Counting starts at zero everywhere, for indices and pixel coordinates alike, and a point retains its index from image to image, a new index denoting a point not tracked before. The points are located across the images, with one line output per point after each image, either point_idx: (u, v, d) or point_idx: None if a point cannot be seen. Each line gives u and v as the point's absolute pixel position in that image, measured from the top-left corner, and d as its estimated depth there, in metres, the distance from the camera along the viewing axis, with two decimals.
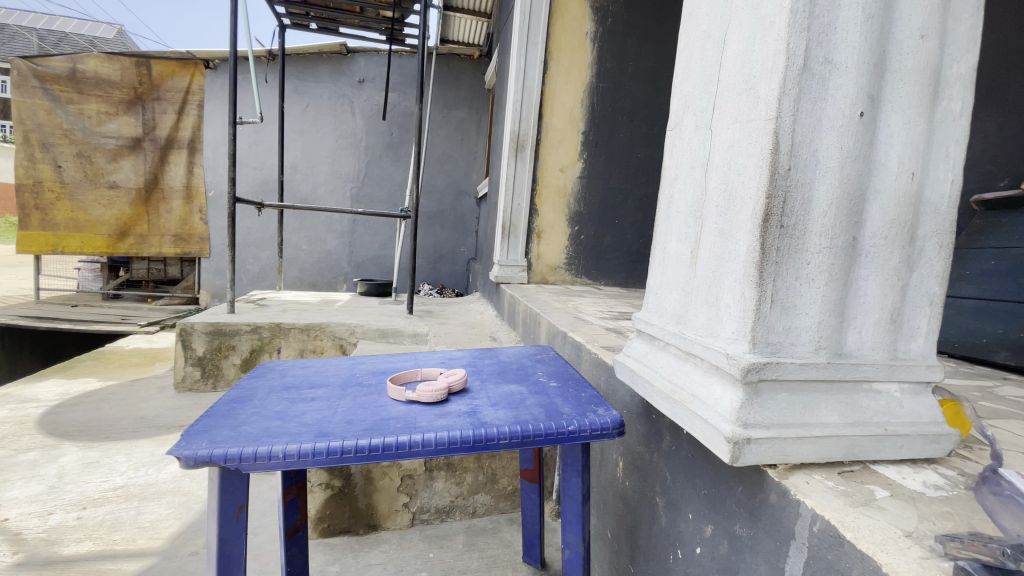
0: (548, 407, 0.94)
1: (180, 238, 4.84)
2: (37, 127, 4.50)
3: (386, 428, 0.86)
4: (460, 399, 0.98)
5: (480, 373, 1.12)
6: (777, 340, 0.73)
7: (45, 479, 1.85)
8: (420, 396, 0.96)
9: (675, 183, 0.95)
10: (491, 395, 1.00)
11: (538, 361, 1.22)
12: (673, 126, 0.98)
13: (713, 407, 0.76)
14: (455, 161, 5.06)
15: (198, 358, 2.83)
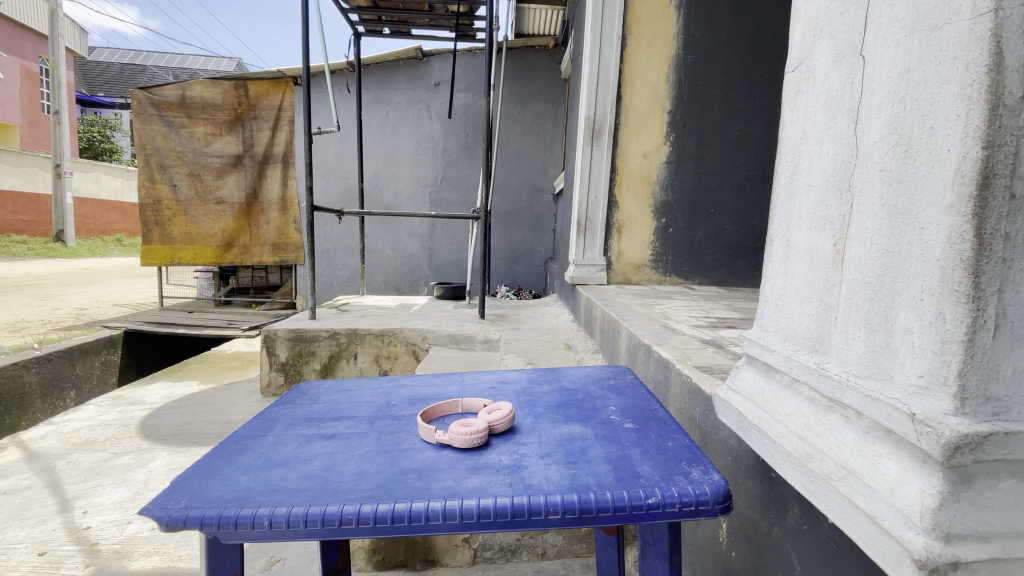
0: (619, 466, 0.68)
1: (278, 247, 5.18)
2: (154, 150, 4.94)
3: (402, 487, 0.65)
4: (503, 445, 0.75)
5: (534, 407, 0.89)
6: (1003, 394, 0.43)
7: (132, 484, 1.95)
8: (454, 439, 0.75)
9: (802, 144, 0.65)
10: (544, 441, 0.76)
11: (611, 390, 0.97)
12: (795, 65, 0.68)
13: (881, 495, 0.48)
14: (531, 158, 4.86)
15: (281, 364, 2.87)
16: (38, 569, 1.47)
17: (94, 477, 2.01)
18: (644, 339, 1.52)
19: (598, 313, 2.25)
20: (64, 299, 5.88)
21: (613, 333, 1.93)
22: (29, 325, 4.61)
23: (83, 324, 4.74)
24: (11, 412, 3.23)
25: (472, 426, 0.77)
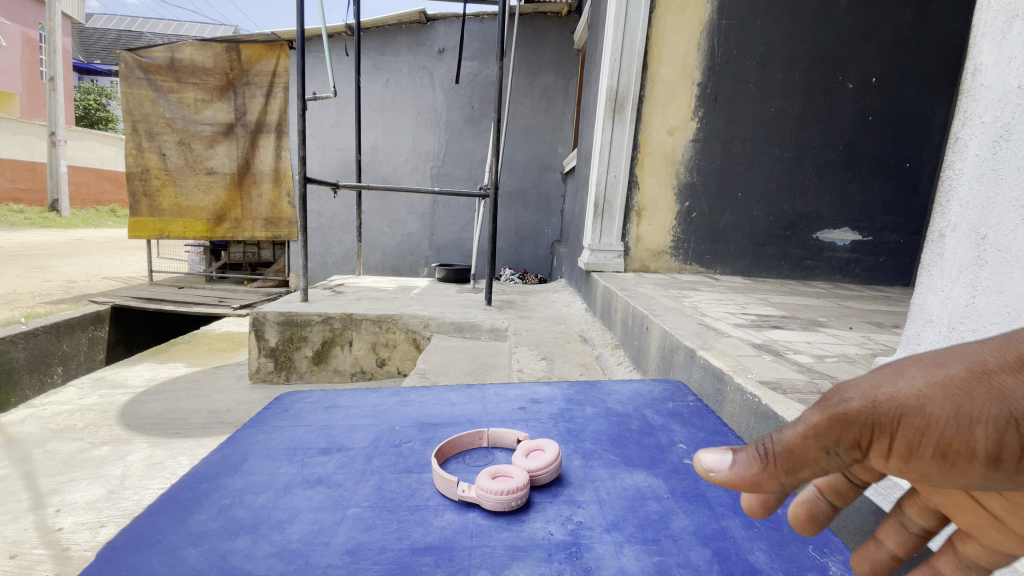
0: (719, 548, 0.49)
1: (271, 221, 4.92)
2: (141, 116, 4.64)
3: None
4: (549, 506, 0.56)
5: (581, 441, 0.71)
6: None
7: (108, 480, 1.74)
8: (484, 498, 0.55)
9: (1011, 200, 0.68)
10: (606, 502, 0.56)
11: (673, 419, 0.77)
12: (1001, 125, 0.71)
13: (850, 382, 0.36)
14: (539, 133, 4.59)
15: (271, 349, 2.65)
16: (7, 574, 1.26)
17: (66, 471, 1.81)
18: (685, 339, 1.32)
19: (619, 305, 2.04)
20: (54, 270, 5.65)
21: (639, 329, 1.73)
22: (14, 297, 4.38)
23: (70, 297, 4.52)
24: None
25: (509, 479, 0.58)
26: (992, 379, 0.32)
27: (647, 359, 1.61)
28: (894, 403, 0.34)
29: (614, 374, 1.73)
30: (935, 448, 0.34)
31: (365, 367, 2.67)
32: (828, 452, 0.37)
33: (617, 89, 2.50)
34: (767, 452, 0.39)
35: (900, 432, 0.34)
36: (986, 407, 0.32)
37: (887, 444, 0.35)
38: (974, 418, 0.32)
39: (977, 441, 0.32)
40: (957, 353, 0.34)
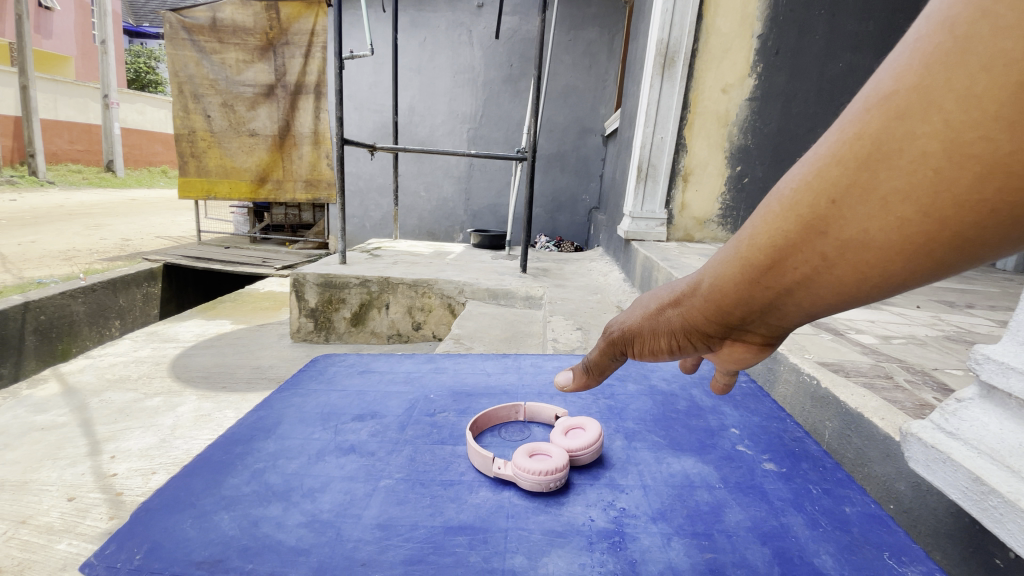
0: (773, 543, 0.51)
1: (311, 183, 4.94)
2: (186, 78, 4.73)
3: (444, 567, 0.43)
4: (586, 493, 0.55)
5: (627, 426, 0.72)
6: (708, 290, 0.51)
7: (160, 430, 1.84)
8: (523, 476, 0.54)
9: None
10: (651, 494, 0.56)
11: (722, 408, 0.79)
12: None
13: (617, 319, 0.66)
14: (581, 93, 4.39)
15: (311, 310, 2.71)
16: (65, 518, 1.34)
17: (123, 420, 1.92)
18: None
19: (659, 275, 1.95)
20: (110, 229, 5.94)
21: None
22: (77, 253, 4.65)
23: (126, 255, 4.75)
24: (62, 338, 3.24)
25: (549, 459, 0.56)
26: (664, 311, 0.58)
27: None
28: (628, 331, 0.62)
29: None
30: (649, 350, 0.61)
31: (401, 330, 2.69)
32: (605, 357, 0.65)
33: (668, 43, 2.32)
34: (585, 366, 0.69)
35: (632, 343, 0.63)
36: (663, 324, 0.58)
37: (630, 349, 0.63)
38: (660, 331, 0.59)
39: (664, 343, 0.59)
40: (654, 298, 0.60)
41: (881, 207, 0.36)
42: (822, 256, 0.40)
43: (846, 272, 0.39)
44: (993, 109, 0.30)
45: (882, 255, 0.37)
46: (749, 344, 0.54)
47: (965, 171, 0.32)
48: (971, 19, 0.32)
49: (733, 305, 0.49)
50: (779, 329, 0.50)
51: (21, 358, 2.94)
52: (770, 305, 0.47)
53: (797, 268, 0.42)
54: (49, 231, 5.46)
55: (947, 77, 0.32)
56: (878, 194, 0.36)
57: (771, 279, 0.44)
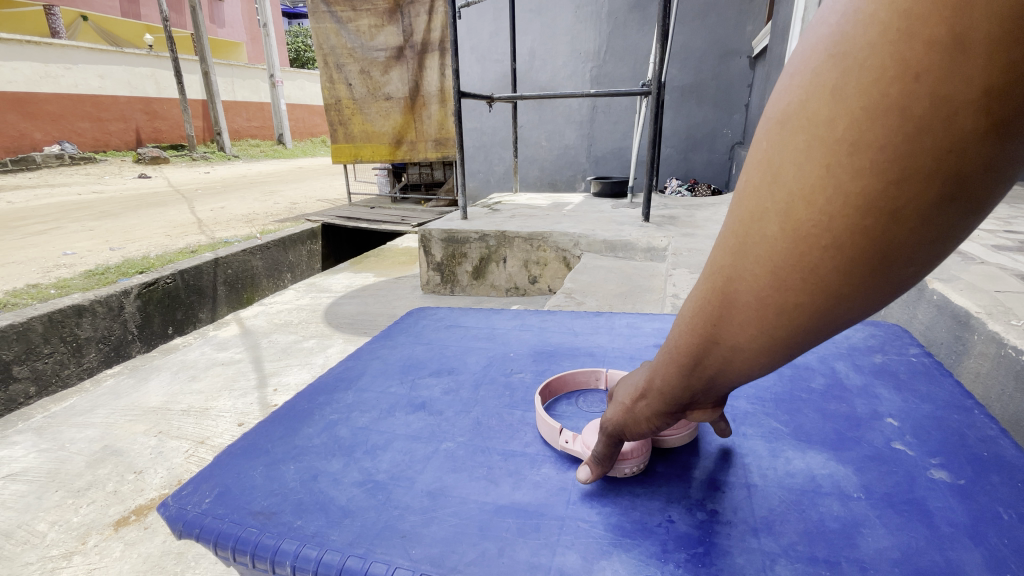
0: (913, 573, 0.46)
1: (440, 142, 5.14)
2: (330, 49, 5.10)
3: (477, 549, 0.46)
4: (661, 494, 0.54)
5: (745, 421, 0.69)
6: (644, 396, 0.49)
7: (311, 368, 2.13)
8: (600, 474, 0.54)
9: None
10: (753, 501, 0.54)
11: (868, 407, 0.71)
12: None
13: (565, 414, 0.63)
14: (722, 9, 3.80)
15: (437, 263, 2.84)
16: None
17: (286, 357, 2.26)
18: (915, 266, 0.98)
19: None
20: (281, 195, 6.88)
21: None
22: (256, 216, 5.49)
23: (292, 216, 5.48)
24: (245, 288, 3.88)
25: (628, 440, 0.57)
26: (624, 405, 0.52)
27: None
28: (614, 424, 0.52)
29: None
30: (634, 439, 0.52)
31: (519, 283, 2.71)
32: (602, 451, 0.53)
33: None
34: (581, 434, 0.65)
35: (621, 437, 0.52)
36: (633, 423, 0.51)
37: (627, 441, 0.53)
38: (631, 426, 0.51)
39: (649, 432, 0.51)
40: None
41: (759, 320, 0.38)
42: (722, 364, 0.42)
43: (753, 362, 0.41)
44: (819, 238, 0.34)
45: (765, 353, 0.40)
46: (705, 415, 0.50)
47: (800, 296, 0.36)
48: (761, 178, 0.36)
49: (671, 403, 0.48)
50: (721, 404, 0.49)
51: (216, 303, 3.59)
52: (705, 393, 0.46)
53: (714, 368, 0.43)
54: (238, 198, 6.53)
55: (762, 225, 0.36)
56: (740, 314, 0.39)
57: (696, 378, 0.45)
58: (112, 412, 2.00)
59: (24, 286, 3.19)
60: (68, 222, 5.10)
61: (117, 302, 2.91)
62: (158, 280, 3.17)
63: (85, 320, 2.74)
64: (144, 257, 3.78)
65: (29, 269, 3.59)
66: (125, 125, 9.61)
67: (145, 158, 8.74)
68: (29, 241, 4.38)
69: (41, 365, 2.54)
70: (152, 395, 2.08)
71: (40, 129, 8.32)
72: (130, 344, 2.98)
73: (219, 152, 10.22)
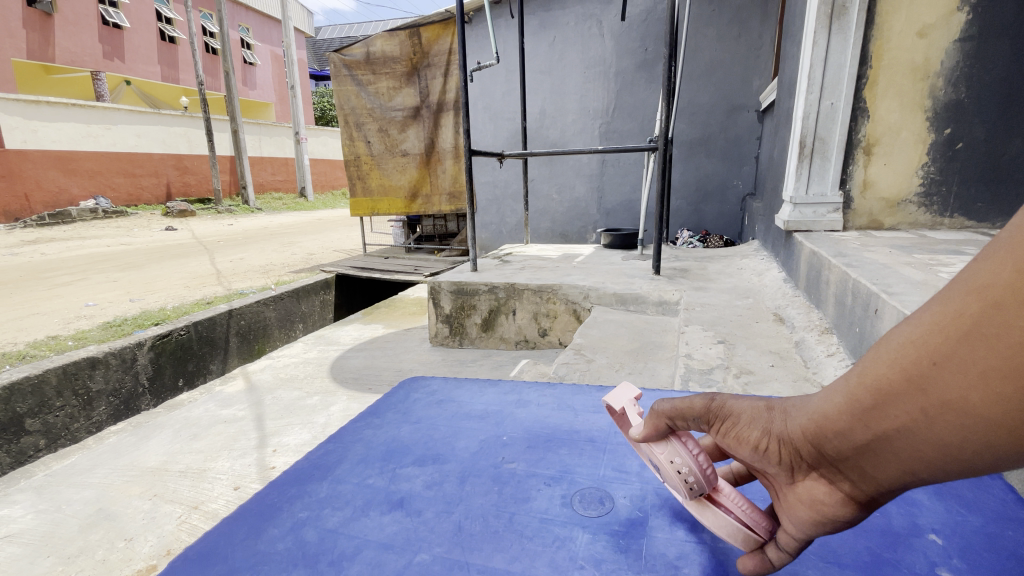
0: None
1: (454, 195, 5.26)
2: (350, 110, 5.34)
3: None
4: None
5: None
6: (807, 414, 0.50)
7: (313, 427, 2.06)
8: (661, 428, 0.60)
9: None
10: None
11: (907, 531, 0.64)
12: None
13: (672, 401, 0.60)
14: (728, 67, 3.90)
15: (446, 316, 2.81)
16: (231, 504, 1.63)
17: (289, 415, 2.21)
18: None
19: (831, 276, 1.55)
20: (299, 245, 7.05)
21: (863, 312, 1.28)
22: (273, 267, 5.60)
23: (308, 267, 5.57)
24: (257, 339, 3.88)
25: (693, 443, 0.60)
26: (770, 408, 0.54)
27: None
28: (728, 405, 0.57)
29: (822, 375, 1.32)
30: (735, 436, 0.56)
31: (528, 336, 2.65)
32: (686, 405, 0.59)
33: None
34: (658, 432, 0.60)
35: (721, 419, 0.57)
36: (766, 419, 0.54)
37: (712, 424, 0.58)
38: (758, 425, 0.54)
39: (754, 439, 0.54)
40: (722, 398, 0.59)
41: (980, 379, 0.39)
42: (920, 410, 0.42)
43: (942, 429, 0.41)
44: None
45: (973, 423, 0.40)
46: (830, 486, 0.49)
47: None
48: None
49: (831, 437, 0.48)
50: (872, 486, 0.47)
51: (227, 355, 3.59)
52: (867, 448, 0.46)
53: (900, 412, 0.43)
54: (257, 250, 6.69)
55: None
56: (981, 361, 0.39)
57: (889, 421, 0.44)
58: (109, 471, 1.95)
59: (43, 337, 3.24)
60: (93, 274, 5.26)
61: (131, 354, 2.91)
62: (172, 332, 3.18)
63: (98, 373, 2.73)
64: (161, 308, 3.84)
65: (50, 320, 3.66)
66: (156, 180, 10.11)
67: (173, 211, 9.10)
68: (54, 292, 4.50)
69: (51, 419, 2.51)
70: (151, 454, 2.03)
71: (78, 185, 8.75)
72: (140, 397, 2.96)
73: (244, 205, 10.62)
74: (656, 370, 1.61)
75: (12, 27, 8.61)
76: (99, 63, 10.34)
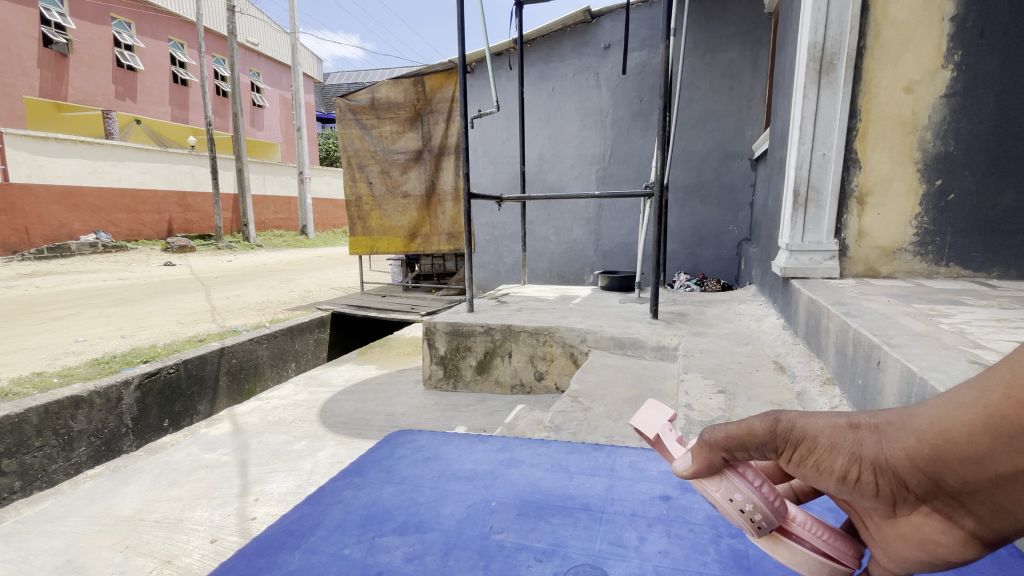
0: None
1: (453, 235, 5.31)
2: (354, 152, 5.43)
3: None
4: None
5: None
6: (921, 434, 0.41)
7: (298, 475, 1.98)
8: (714, 462, 0.50)
9: None
10: None
11: None
12: None
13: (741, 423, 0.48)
14: (721, 117, 4.02)
15: (441, 357, 2.76)
16: (206, 558, 1.53)
17: (274, 461, 2.12)
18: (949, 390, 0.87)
19: (831, 325, 1.53)
20: (297, 282, 7.04)
21: (866, 363, 1.25)
22: (268, 304, 5.56)
23: (304, 305, 5.54)
24: (247, 379, 3.80)
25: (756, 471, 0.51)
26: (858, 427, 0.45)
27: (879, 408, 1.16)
28: (803, 425, 0.46)
29: None
30: (814, 466, 0.46)
31: (524, 380, 2.60)
32: (748, 430, 0.47)
33: (825, 45, 1.90)
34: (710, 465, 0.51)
35: (795, 444, 0.47)
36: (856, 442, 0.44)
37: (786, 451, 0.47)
38: (845, 451, 0.45)
39: (842, 468, 0.45)
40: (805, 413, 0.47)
41: None
42: None
43: None
44: None
45: None
46: (946, 521, 0.42)
47: None
48: None
49: (956, 465, 0.40)
50: (1002, 520, 0.39)
51: (215, 395, 3.50)
52: (1007, 479, 0.38)
53: None
54: (254, 286, 6.68)
55: None
56: None
57: None
58: (82, 519, 1.85)
59: (29, 374, 3.16)
60: (86, 308, 5.21)
61: (116, 393, 2.82)
62: (160, 370, 3.11)
63: (81, 412, 2.64)
64: (151, 345, 3.78)
65: (38, 355, 3.60)
66: (159, 216, 10.21)
67: (172, 247, 9.14)
68: (45, 327, 4.44)
69: (29, 460, 2.41)
70: (127, 502, 1.93)
71: (80, 220, 8.82)
72: (123, 438, 2.86)
73: (244, 242, 10.70)
74: None
75: (28, 67, 8.90)
76: (111, 102, 10.64)
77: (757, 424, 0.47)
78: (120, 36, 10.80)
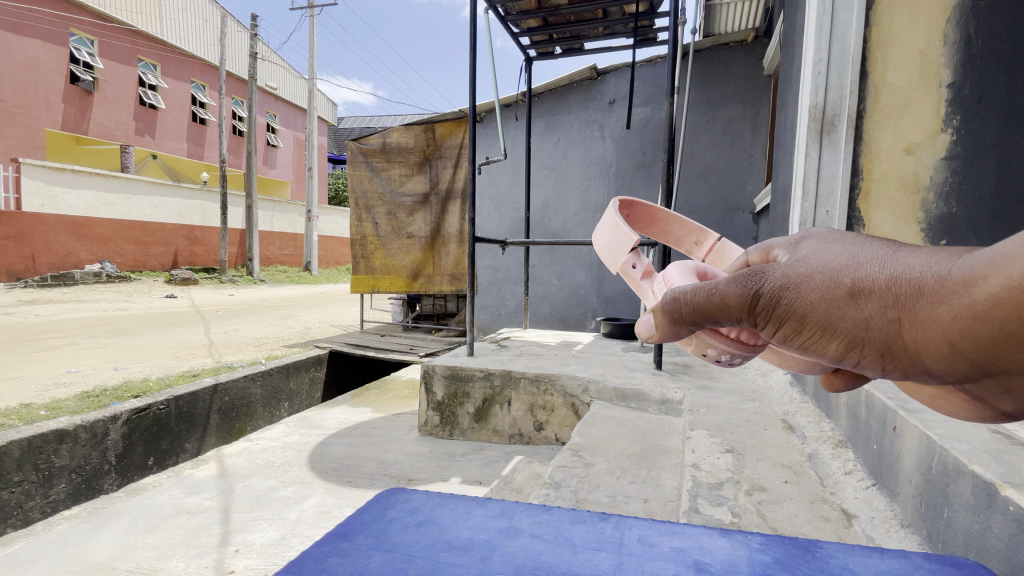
0: None
1: (455, 277, 5.29)
2: (362, 193, 5.56)
3: None
4: None
5: None
6: (948, 314, 0.37)
7: (283, 525, 1.89)
8: (682, 330, 0.54)
9: None
10: None
11: None
12: None
13: (720, 305, 0.50)
14: (723, 171, 4.10)
15: (438, 403, 2.67)
16: None
17: (258, 509, 2.02)
18: (973, 461, 0.82)
19: None
20: (297, 319, 7.00)
21: (881, 429, 1.18)
22: (268, 341, 5.49)
23: (302, 342, 5.47)
24: (238, 418, 3.69)
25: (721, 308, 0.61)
26: (872, 292, 0.42)
27: (897, 477, 1.07)
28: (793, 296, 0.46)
29: (841, 496, 1.20)
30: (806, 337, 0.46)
31: (523, 430, 2.50)
32: (714, 298, 0.51)
33: (826, 106, 1.94)
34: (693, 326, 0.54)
35: (781, 315, 0.47)
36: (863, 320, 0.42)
37: (763, 319, 0.49)
38: (840, 327, 0.44)
39: (838, 347, 0.45)
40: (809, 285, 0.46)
41: None
42: None
43: None
44: None
45: None
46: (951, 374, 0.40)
47: None
48: None
49: (988, 340, 0.36)
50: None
51: (204, 433, 3.39)
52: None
53: None
54: (253, 322, 6.63)
55: None
56: None
57: None
58: (52, 566, 1.75)
59: (16, 405, 3.07)
60: (83, 339, 5.15)
61: (102, 428, 2.74)
62: (150, 406, 3.02)
63: (64, 447, 2.55)
64: (144, 379, 3.71)
65: (28, 386, 3.52)
66: (165, 248, 10.30)
67: (176, 279, 9.19)
68: (39, 356, 4.38)
69: (5, 495, 2.30)
70: (101, 548, 1.83)
71: (87, 249, 8.91)
72: (104, 476, 2.75)
73: (248, 276, 10.79)
74: (661, 480, 1.48)
75: (53, 101, 9.22)
76: (129, 137, 10.98)
77: (728, 294, 0.49)
78: (145, 76, 11.32)
